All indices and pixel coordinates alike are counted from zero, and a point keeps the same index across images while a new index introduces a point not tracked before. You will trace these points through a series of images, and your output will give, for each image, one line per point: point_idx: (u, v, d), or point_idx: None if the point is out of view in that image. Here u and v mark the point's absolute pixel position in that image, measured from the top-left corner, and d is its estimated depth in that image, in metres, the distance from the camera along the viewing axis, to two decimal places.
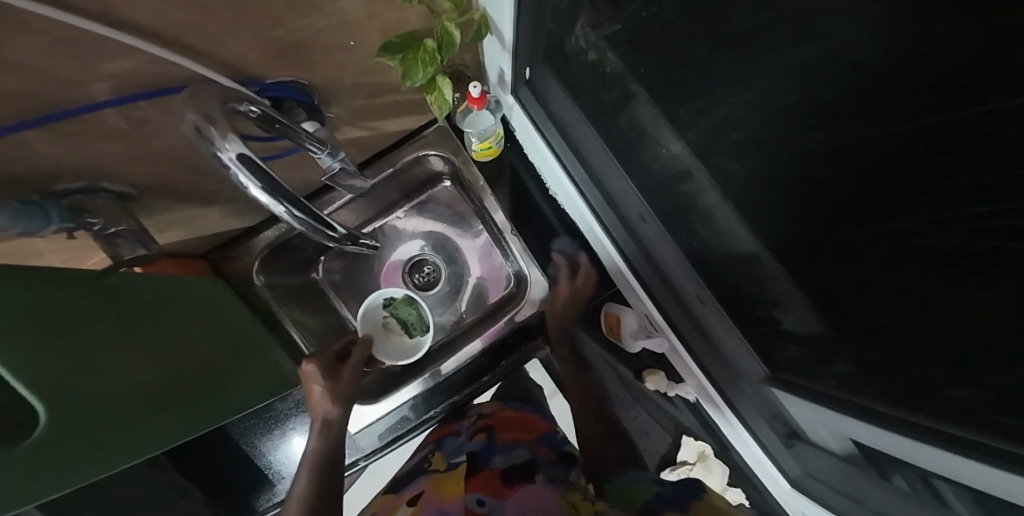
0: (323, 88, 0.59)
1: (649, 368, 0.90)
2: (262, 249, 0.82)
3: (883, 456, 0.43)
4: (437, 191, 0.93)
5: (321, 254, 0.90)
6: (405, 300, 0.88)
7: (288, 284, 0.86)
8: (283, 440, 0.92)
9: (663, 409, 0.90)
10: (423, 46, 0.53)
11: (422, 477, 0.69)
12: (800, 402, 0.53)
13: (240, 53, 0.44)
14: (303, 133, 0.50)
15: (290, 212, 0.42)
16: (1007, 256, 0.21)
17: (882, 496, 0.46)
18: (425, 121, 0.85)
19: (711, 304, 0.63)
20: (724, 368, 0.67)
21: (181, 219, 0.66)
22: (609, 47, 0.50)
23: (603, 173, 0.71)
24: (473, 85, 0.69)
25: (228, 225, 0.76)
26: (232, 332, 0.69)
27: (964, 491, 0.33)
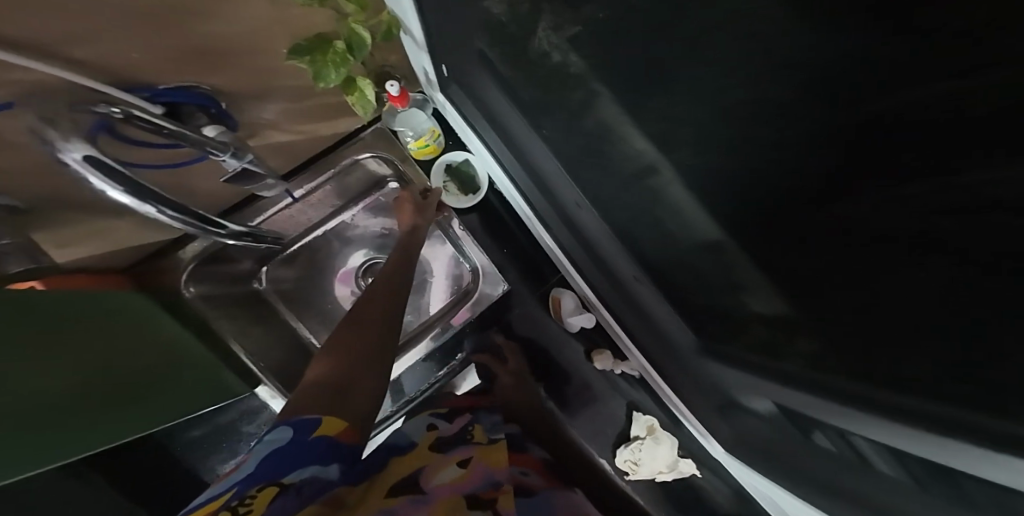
0: (239, 95, 0.55)
1: (597, 347, 0.93)
2: (189, 261, 0.77)
3: (808, 418, 0.47)
4: (383, 194, 0.89)
5: (263, 265, 0.87)
6: (464, 161, 0.90)
7: (226, 293, 0.82)
8: (232, 454, 0.87)
9: (615, 386, 0.93)
10: (333, 48, 0.51)
11: (461, 444, 0.58)
12: (736, 373, 0.57)
13: (142, 58, 0.39)
14: (201, 136, 0.47)
15: (160, 211, 0.51)
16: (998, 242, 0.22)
17: (806, 453, 0.50)
18: (362, 123, 0.84)
19: (646, 282, 0.65)
20: (661, 342, 0.70)
21: (87, 229, 0.58)
22: (572, 48, 0.46)
23: (539, 163, 0.70)
24: (389, 84, 0.70)
25: (140, 239, 0.69)
26: (165, 347, 0.64)
27: (881, 446, 0.37)
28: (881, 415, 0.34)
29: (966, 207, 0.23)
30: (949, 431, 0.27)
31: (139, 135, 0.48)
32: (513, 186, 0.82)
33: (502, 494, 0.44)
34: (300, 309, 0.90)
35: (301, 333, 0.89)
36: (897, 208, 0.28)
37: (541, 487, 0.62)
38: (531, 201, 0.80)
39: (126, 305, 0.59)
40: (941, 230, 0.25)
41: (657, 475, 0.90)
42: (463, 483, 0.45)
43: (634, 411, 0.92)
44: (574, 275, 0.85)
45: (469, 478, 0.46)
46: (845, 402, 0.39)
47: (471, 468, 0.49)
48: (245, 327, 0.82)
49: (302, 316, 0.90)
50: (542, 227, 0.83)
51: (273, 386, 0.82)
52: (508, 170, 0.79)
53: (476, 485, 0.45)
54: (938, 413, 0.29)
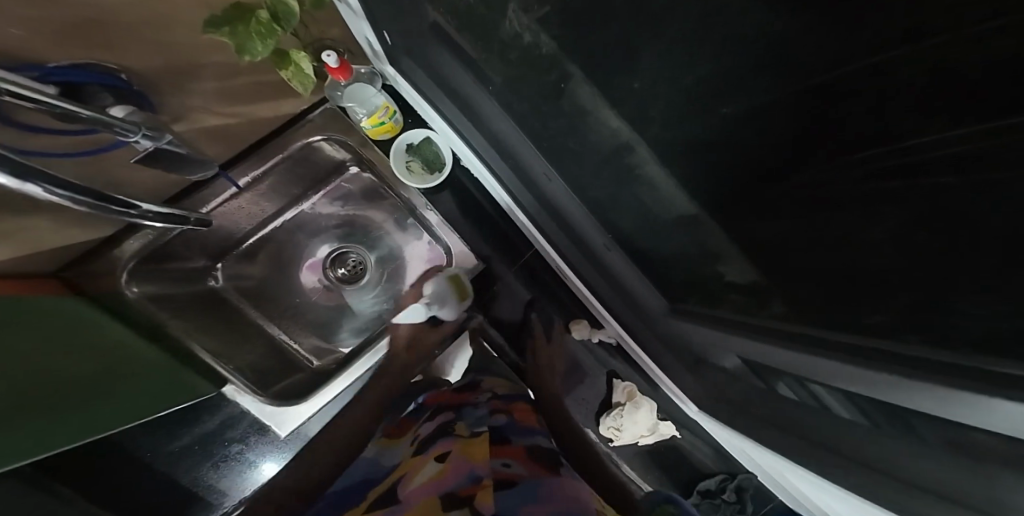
0: (156, 74, 0.50)
1: (574, 317, 0.94)
2: (129, 258, 0.73)
3: (768, 370, 0.50)
4: (344, 179, 0.88)
5: (217, 262, 0.85)
6: (426, 139, 0.85)
7: (176, 293, 0.78)
8: (206, 456, 0.85)
9: (596, 356, 0.95)
10: (257, 18, 0.45)
11: (442, 438, 0.61)
12: (701, 329, 0.54)
13: (25, 35, 0.34)
14: (109, 116, 0.41)
15: (48, 190, 0.35)
16: (972, 160, 0.40)
17: (768, 402, 0.54)
18: (306, 106, 0.81)
19: (615, 251, 0.59)
20: (631, 309, 0.64)
21: (14, 231, 0.50)
22: (541, 28, 0.59)
23: (500, 135, 0.61)
24: (326, 54, 0.63)
25: (61, 240, 0.61)
26: (107, 355, 0.60)
27: (837, 392, 0.42)
28: (832, 359, 0.35)
29: (944, 156, 0.42)
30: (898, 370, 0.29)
31: (35, 119, 0.42)
32: (479, 159, 0.77)
33: (480, 489, 0.46)
34: (266, 304, 0.88)
35: (267, 327, 0.87)
36: (861, 183, 0.47)
37: (524, 478, 0.50)
38: (497, 175, 0.75)
39: (65, 321, 0.55)
40: (896, 185, 0.44)
41: (639, 439, 0.92)
42: (440, 479, 0.50)
43: (614, 379, 0.94)
44: (549, 250, 0.82)
45: (445, 477, 0.50)
46: (790, 347, 0.41)
47: (449, 463, 0.53)
48: (202, 323, 0.79)
49: (266, 312, 0.87)
50: (512, 202, 0.79)
51: (241, 384, 0.80)
52: (473, 144, 0.73)
53: (455, 483, 0.48)
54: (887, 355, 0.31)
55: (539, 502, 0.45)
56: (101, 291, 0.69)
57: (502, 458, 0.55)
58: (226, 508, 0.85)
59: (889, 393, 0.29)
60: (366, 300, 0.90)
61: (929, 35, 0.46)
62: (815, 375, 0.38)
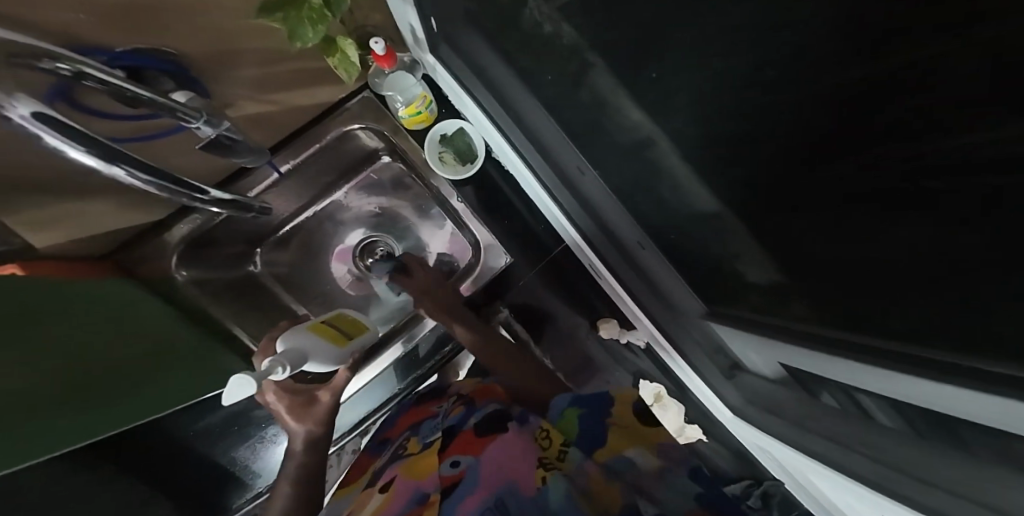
0: (201, 60, 0.51)
1: (603, 317, 0.95)
2: (177, 243, 0.75)
3: (812, 378, 0.49)
4: (375, 168, 0.89)
5: (256, 247, 0.88)
6: (460, 130, 0.87)
7: (227, 278, 0.83)
8: (245, 437, 0.89)
9: (625, 357, 0.94)
10: (309, 3, 0.46)
11: (395, 461, 0.63)
12: (729, 330, 0.60)
13: (79, 16, 0.36)
14: (172, 101, 0.44)
15: (129, 173, 0.43)
16: (1003, 175, 0.20)
17: (810, 408, 0.53)
18: (345, 93, 0.82)
19: (651, 249, 0.65)
20: (659, 301, 0.70)
21: (65, 214, 0.54)
22: (563, 18, 0.46)
23: (540, 130, 0.67)
24: (375, 41, 0.65)
25: (121, 222, 0.65)
26: (147, 330, 0.62)
27: (882, 401, 0.40)
28: (879, 364, 0.35)
29: (957, 164, 0.22)
30: (947, 378, 0.28)
31: (101, 104, 0.47)
32: (515, 154, 0.78)
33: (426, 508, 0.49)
34: (297, 291, 0.90)
35: (297, 310, 0.89)
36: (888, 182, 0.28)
37: (469, 468, 0.53)
38: (534, 170, 0.76)
39: (108, 297, 0.59)
40: (937, 186, 0.24)
41: None
42: (391, 506, 0.52)
43: (642, 379, 0.92)
44: (580, 246, 0.83)
45: (395, 503, 0.52)
46: (830, 354, 0.42)
47: (396, 487, 0.55)
48: (236, 308, 0.82)
49: (297, 296, 0.90)
50: (546, 196, 0.80)
51: None
52: (509, 138, 0.75)
53: (403, 507, 0.50)
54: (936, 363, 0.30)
55: (478, 489, 0.48)
56: (152, 276, 0.73)
57: (449, 459, 0.57)
58: (260, 491, 0.87)
59: (945, 405, 0.28)
60: (393, 290, 0.91)
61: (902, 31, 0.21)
62: (870, 387, 0.37)
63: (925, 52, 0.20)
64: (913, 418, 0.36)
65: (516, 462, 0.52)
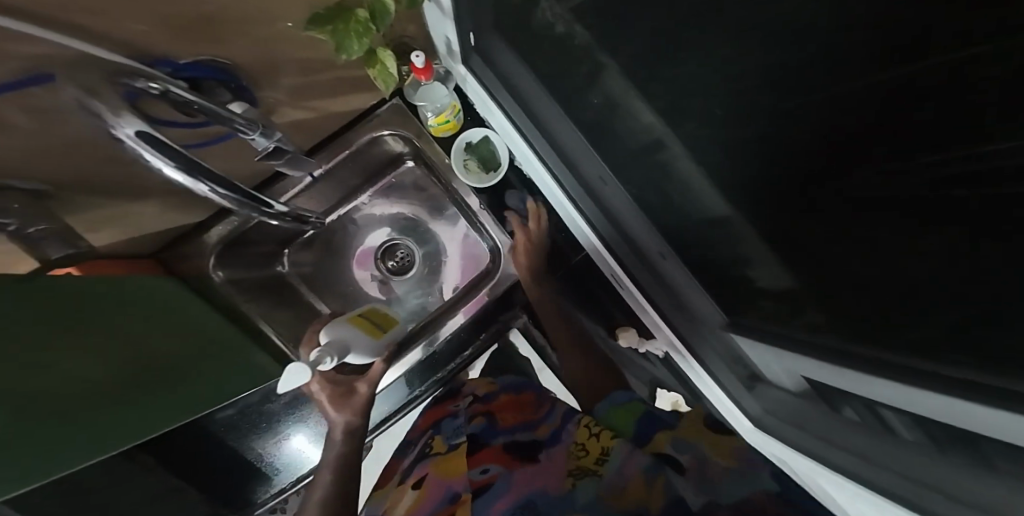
0: (247, 69, 0.53)
1: (621, 324, 0.92)
2: (216, 244, 0.78)
3: (833, 391, 0.49)
4: (399, 172, 0.92)
5: (285, 248, 0.90)
6: (484, 138, 0.89)
7: (257, 278, 0.85)
8: (269, 433, 0.88)
9: (639, 364, 0.90)
10: (355, 16, 0.50)
11: (423, 460, 0.67)
12: (749, 342, 0.59)
13: (146, 30, 0.37)
14: (226, 111, 0.46)
15: (212, 189, 0.43)
16: (1012, 180, 0.20)
17: (829, 422, 0.53)
18: (376, 100, 0.83)
19: (672, 258, 0.66)
20: (680, 308, 0.71)
21: (113, 215, 0.57)
22: (575, 19, 0.48)
23: (562, 136, 0.69)
24: (416, 54, 0.67)
25: (166, 222, 0.69)
26: (191, 326, 0.64)
27: (905, 416, 0.38)
28: (903, 379, 0.34)
29: (976, 170, 0.22)
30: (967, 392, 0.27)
31: (162, 113, 0.48)
32: (540, 163, 0.80)
33: (459, 505, 0.53)
34: (321, 291, 0.93)
35: (318, 307, 0.92)
36: (903, 190, 0.28)
37: (500, 475, 0.56)
38: (556, 177, 0.78)
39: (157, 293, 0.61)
40: (963, 194, 0.24)
41: None
42: (424, 503, 0.56)
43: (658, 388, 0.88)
44: (600, 252, 0.84)
45: (427, 500, 0.56)
46: (848, 365, 0.41)
47: (428, 485, 0.59)
48: (266, 306, 0.84)
49: (319, 293, 0.93)
50: (569, 204, 0.81)
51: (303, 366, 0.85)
52: (534, 147, 0.78)
53: (433, 506, 0.55)
54: (955, 377, 0.30)
55: (507, 495, 0.52)
56: (189, 273, 0.76)
57: (479, 465, 0.60)
58: (284, 486, 0.89)
59: (978, 426, 0.27)
60: (414, 292, 0.94)
61: (898, 51, 0.22)
62: (892, 400, 0.37)
63: (919, 63, 0.22)
64: (934, 432, 0.35)
65: (546, 479, 0.55)
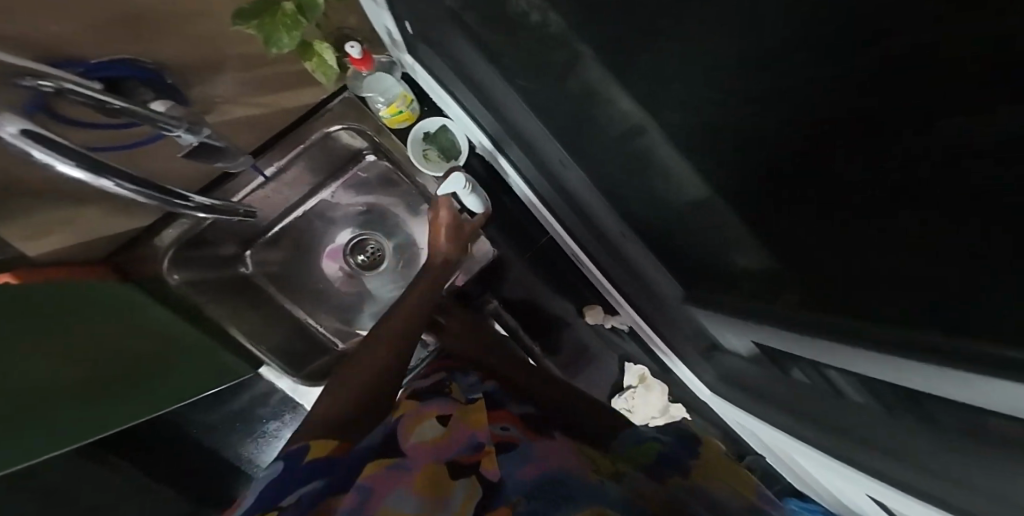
0: (182, 68, 0.50)
1: (589, 303, 0.97)
2: (169, 246, 0.74)
3: (786, 356, 0.51)
4: (362, 166, 0.88)
5: (245, 248, 0.89)
6: (443, 127, 0.86)
7: (215, 278, 0.82)
8: (247, 432, 0.91)
9: (609, 338, 0.98)
10: (283, 9, 0.47)
11: (438, 396, 0.53)
12: (712, 316, 0.61)
13: (60, 32, 0.35)
14: (150, 111, 0.43)
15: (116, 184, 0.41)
16: None
17: (779, 386, 0.56)
18: (326, 94, 0.80)
19: (634, 241, 0.66)
20: (645, 291, 0.72)
21: (55, 222, 0.55)
22: (551, 4, 0.46)
23: (519, 128, 0.66)
24: (351, 45, 0.68)
25: (109, 226, 0.65)
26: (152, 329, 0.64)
27: (852, 377, 0.41)
28: (841, 340, 0.37)
29: (1000, 149, 0.21)
30: (899, 351, 0.29)
31: (74, 113, 0.45)
32: (498, 152, 0.78)
33: (483, 455, 0.40)
34: (290, 291, 0.92)
35: (286, 307, 0.91)
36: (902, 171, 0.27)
37: (522, 440, 0.47)
38: (516, 165, 0.76)
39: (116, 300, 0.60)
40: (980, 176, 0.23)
41: (651, 420, 0.96)
42: (443, 444, 0.41)
43: (625, 363, 0.98)
44: (564, 237, 0.84)
45: (448, 440, 0.42)
46: (797, 330, 0.43)
47: (451, 426, 0.45)
48: (235, 307, 0.83)
49: (290, 295, 0.92)
50: (529, 190, 0.80)
51: (276, 365, 0.84)
52: (491, 136, 0.75)
53: (455, 450, 0.40)
54: (886, 337, 0.32)
55: (537, 462, 0.42)
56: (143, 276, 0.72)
57: (497, 424, 0.51)
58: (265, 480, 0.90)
59: (900, 375, 0.30)
60: (386, 286, 0.93)
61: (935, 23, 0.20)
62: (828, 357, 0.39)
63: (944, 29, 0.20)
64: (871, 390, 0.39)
65: (571, 458, 0.45)
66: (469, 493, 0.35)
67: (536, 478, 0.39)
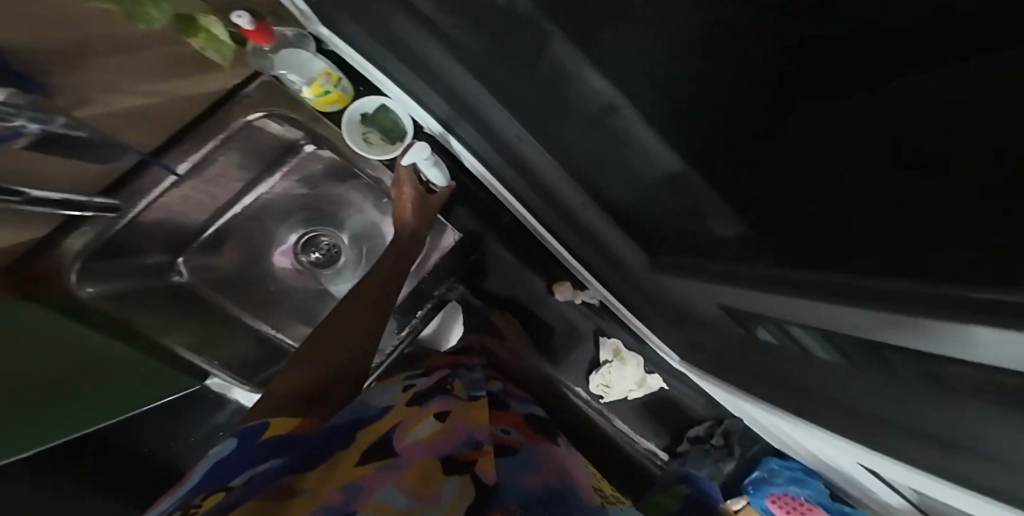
0: (41, 61, 0.45)
1: (558, 279, 0.95)
2: (76, 258, 0.69)
3: (750, 317, 0.49)
4: (301, 157, 0.87)
5: (178, 256, 0.86)
6: (382, 107, 0.81)
7: (149, 288, 0.80)
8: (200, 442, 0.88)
9: (582, 313, 0.96)
10: None
11: (439, 393, 0.51)
12: (675, 283, 0.58)
13: None
14: None
15: None
16: None
17: (755, 351, 0.55)
18: (240, 79, 0.75)
19: (594, 210, 0.59)
20: (609, 264, 0.68)
21: None
22: None
23: (474, 102, 0.55)
24: (237, 15, 0.60)
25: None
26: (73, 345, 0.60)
27: (815, 334, 0.42)
28: (806, 295, 0.36)
29: None
30: (866, 301, 0.29)
31: None
32: (451, 135, 0.72)
33: (482, 454, 0.36)
34: (237, 295, 0.90)
35: (233, 311, 0.89)
36: None
37: (523, 446, 0.45)
38: (472, 150, 0.70)
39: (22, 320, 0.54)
40: None
41: (628, 391, 0.97)
42: (440, 439, 0.39)
43: (601, 336, 0.97)
44: (531, 221, 0.80)
45: (444, 436, 0.39)
46: (762, 288, 0.42)
47: (449, 423, 0.43)
48: (168, 318, 0.80)
49: (241, 304, 0.90)
50: (490, 177, 0.75)
51: (225, 376, 0.80)
52: (442, 119, 0.68)
53: (452, 445, 0.38)
54: (867, 285, 0.30)
55: (535, 476, 0.38)
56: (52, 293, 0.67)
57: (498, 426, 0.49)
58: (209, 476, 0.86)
59: (864, 328, 0.29)
60: (346, 278, 0.93)
61: None
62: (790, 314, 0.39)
63: None
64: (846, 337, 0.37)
65: (572, 474, 0.43)
66: (464, 486, 0.31)
67: (539, 490, 0.36)
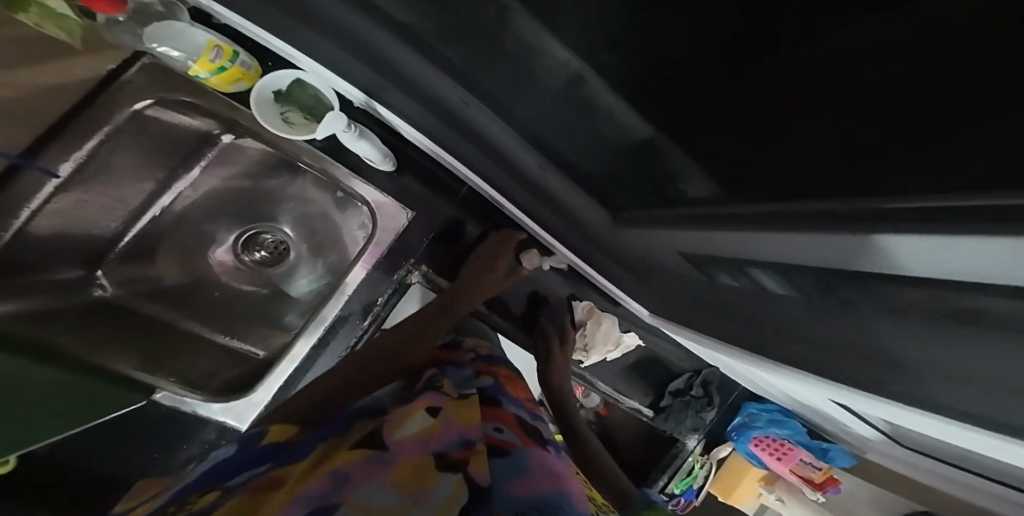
0: None
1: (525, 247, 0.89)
2: None
3: (711, 261, 0.55)
4: (219, 148, 0.77)
5: (97, 269, 0.78)
6: (297, 81, 0.67)
7: (66, 307, 0.73)
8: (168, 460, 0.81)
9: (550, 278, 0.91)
10: None
11: (428, 393, 0.47)
12: (644, 235, 0.63)
13: None
14: None
15: None
16: None
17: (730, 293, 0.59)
18: (115, 64, 0.63)
19: (553, 172, 0.62)
20: (578, 232, 0.70)
21: None
22: None
23: (421, 79, 0.53)
24: None
25: None
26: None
27: (777, 275, 0.46)
28: (764, 227, 0.36)
29: None
30: (819, 226, 0.28)
31: None
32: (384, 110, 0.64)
33: (472, 455, 0.34)
34: (178, 304, 0.83)
35: (179, 322, 0.82)
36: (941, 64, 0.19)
37: (519, 446, 0.40)
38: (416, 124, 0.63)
39: None
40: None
41: (606, 353, 0.96)
42: (428, 439, 0.36)
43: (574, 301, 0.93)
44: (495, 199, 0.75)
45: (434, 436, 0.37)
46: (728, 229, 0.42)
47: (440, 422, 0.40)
48: (96, 339, 0.73)
49: (185, 312, 0.83)
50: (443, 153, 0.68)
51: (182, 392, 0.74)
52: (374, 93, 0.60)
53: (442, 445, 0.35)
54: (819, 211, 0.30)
55: (530, 476, 0.34)
56: None
57: (493, 424, 0.44)
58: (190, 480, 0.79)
59: (823, 248, 0.29)
60: (303, 273, 0.88)
61: None
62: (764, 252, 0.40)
63: None
64: (821, 277, 0.37)
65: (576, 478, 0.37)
66: (457, 488, 0.30)
67: (531, 495, 0.31)
